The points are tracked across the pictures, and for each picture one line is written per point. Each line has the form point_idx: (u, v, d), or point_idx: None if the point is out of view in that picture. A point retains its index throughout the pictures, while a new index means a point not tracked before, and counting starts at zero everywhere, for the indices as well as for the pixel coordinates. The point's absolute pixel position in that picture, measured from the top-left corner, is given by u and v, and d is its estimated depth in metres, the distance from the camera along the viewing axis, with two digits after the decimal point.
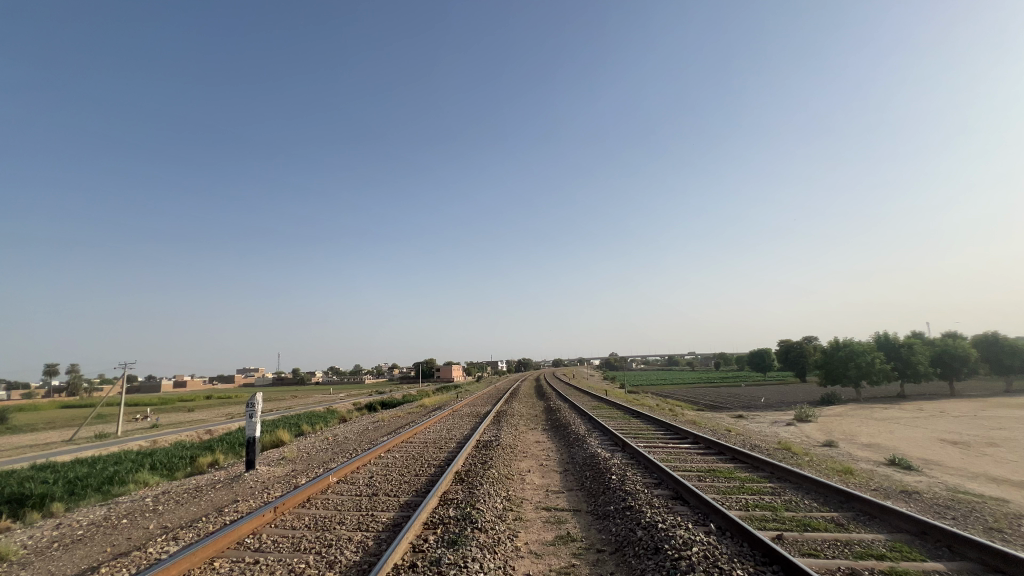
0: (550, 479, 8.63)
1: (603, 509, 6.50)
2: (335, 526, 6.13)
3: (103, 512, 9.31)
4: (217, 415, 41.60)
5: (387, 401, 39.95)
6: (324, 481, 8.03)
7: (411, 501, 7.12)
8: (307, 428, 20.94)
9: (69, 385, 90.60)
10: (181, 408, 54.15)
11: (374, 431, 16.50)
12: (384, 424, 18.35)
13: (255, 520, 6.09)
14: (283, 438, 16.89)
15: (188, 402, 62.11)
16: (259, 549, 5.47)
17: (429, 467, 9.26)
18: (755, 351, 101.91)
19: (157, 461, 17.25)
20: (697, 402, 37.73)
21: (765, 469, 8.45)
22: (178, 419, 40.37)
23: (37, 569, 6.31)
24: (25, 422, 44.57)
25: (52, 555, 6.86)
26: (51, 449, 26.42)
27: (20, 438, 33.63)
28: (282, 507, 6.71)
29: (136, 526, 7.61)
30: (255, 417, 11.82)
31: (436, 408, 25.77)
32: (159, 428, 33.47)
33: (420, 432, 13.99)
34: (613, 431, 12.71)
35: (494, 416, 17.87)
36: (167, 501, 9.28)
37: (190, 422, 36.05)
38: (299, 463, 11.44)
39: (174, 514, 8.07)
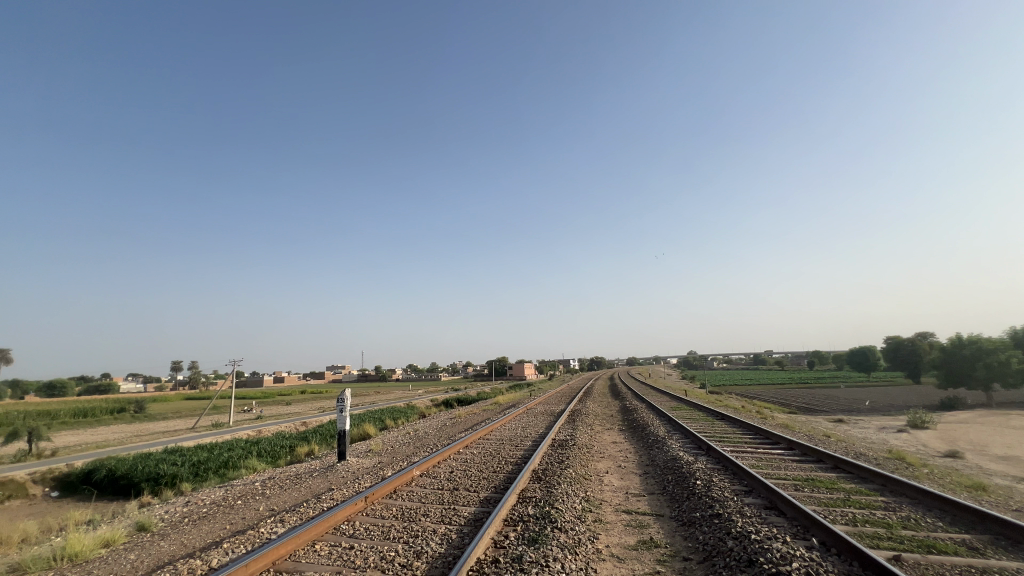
0: (629, 481, 8.41)
1: (688, 515, 6.21)
2: (420, 518, 6.42)
3: (221, 493, 10.49)
4: (311, 408, 45.31)
5: (463, 398, 41.21)
6: (408, 474, 8.43)
7: (491, 497, 7.26)
8: (390, 423, 22.12)
9: (191, 379, 103.44)
10: (280, 401, 59.69)
11: (452, 427, 17.04)
12: (462, 421, 18.92)
13: (348, 509, 6.53)
14: (369, 432, 18.00)
15: (287, 396, 68.23)
16: (353, 535, 5.86)
17: (506, 464, 9.38)
18: (856, 350, 92.36)
19: (263, 449, 19.14)
20: (789, 405, 34.88)
21: (876, 481, 7.59)
22: (279, 412, 44.57)
23: (173, 539, 7.26)
24: (160, 412, 51.60)
25: (185, 528, 7.86)
26: (179, 435, 30.18)
27: (156, 426, 38.87)
28: (372, 497, 7.15)
29: (249, 507, 8.50)
30: (345, 411, 12.66)
31: (510, 406, 26.16)
32: (264, 419, 37.03)
33: (496, 429, 14.24)
34: (695, 434, 12.11)
35: (570, 416, 17.68)
36: (273, 485, 10.28)
37: (288, 415, 39.53)
38: (385, 456, 12.10)
39: (279, 498, 8.90)
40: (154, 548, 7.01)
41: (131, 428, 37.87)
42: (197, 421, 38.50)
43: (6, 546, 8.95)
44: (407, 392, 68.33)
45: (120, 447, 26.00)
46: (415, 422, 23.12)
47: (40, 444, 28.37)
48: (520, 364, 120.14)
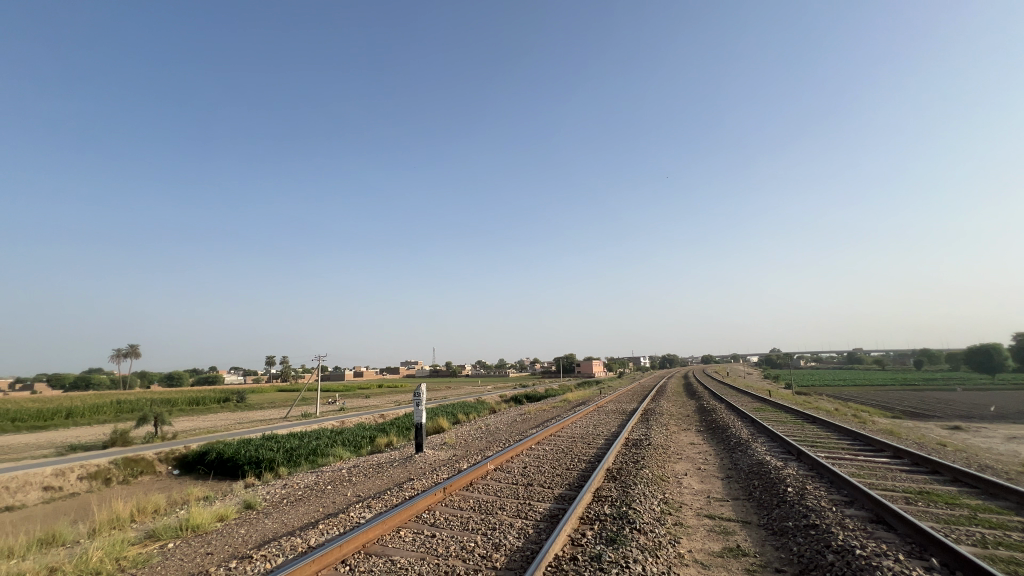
0: (710, 485, 8.01)
1: (778, 524, 5.80)
2: (497, 511, 6.56)
3: (313, 477, 11.39)
4: (388, 402, 48.01)
5: (532, 394, 41.54)
6: (483, 468, 8.65)
7: (565, 495, 7.24)
8: (462, 417, 22.83)
9: (283, 373, 113.16)
10: (361, 394, 63.74)
11: (522, 423, 17.23)
12: (531, 417, 19.07)
13: (429, 499, 6.82)
14: (442, 425, 18.72)
15: (367, 390, 72.61)
16: (434, 524, 6.12)
17: (578, 462, 9.31)
18: (976, 349, 81.29)
19: (346, 439, 20.53)
20: (893, 409, 31.49)
21: (1010, 499, 6.60)
22: (360, 404, 47.54)
23: (276, 517, 8.00)
24: (259, 402, 57.10)
25: (285, 508, 8.63)
26: (274, 424, 33.18)
27: (254, 414, 43.02)
28: (450, 488, 7.41)
29: (339, 492, 9.16)
30: (420, 406, 13.20)
31: (580, 403, 25.92)
32: (347, 411, 39.70)
33: (567, 427, 14.18)
34: (783, 437, 11.28)
35: (643, 415, 17.16)
36: (358, 473, 10.98)
37: (368, 407, 42.11)
38: (459, 449, 12.50)
39: (365, 484, 9.50)
40: (261, 524, 7.77)
41: (235, 416, 42.24)
42: (289, 411, 42.16)
43: (143, 514, 10.36)
44: (477, 387, 70.07)
45: (227, 433, 29.07)
46: (486, 417, 23.68)
47: (163, 428, 32.43)
48: (587, 360, 118.65)
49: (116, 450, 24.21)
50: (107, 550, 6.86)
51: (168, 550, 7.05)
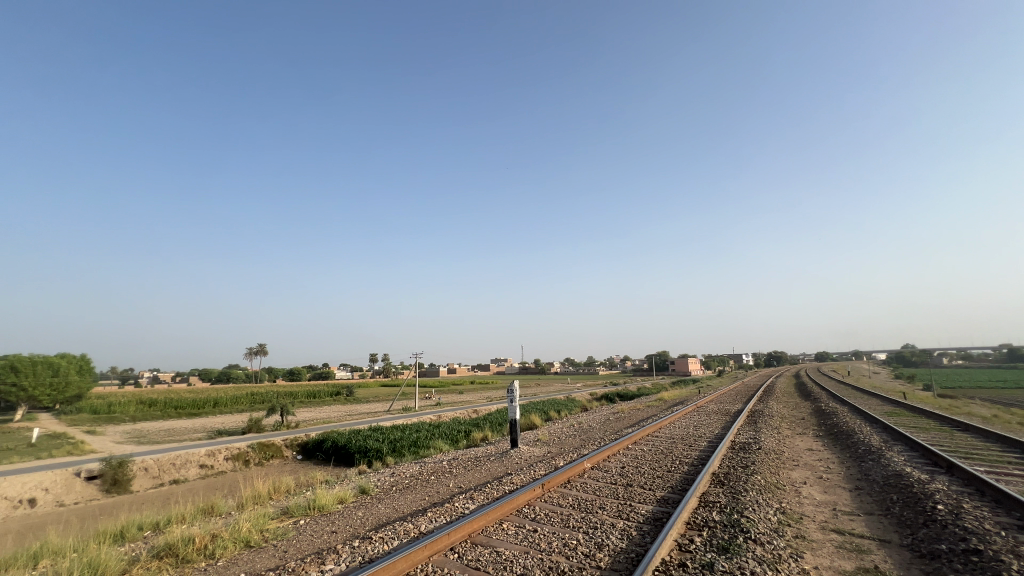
0: (836, 496, 7.20)
1: (927, 546, 5.05)
2: (597, 510, 6.48)
3: (417, 468, 12.13)
4: (481, 398, 49.67)
5: (625, 393, 40.51)
6: (580, 466, 8.60)
7: (669, 498, 6.95)
8: (554, 415, 22.97)
9: (385, 369, 122.23)
10: (454, 390, 66.61)
11: (616, 421, 16.85)
12: (626, 416, 18.51)
13: (529, 493, 6.93)
14: (535, 422, 18.96)
15: (461, 386, 75.67)
16: (536, 519, 6.20)
17: (680, 464, 8.85)
18: None
19: (444, 432, 21.59)
20: None
21: None
22: (455, 399, 49.81)
23: (389, 503, 8.65)
24: (366, 396, 62.21)
25: (395, 495, 9.29)
26: (380, 416, 35.96)
27: (362, 407, 46.91)
28: (548, 484, 7.47)
29: (442, 482, 9.66)
30: (514, 402, 13.38)
31: (677, 402, 24.74)
32: (443, 406, 41.77)
33: (665, 427, 13.58)
34: (927, 447, 9.77)
35: (750, 416, 15.86)
36: (458, 465, 11.49)
37: (462, 403, 43.93)
38: (554, 447, 12.52)
39: (466, 476, 9.93)
40: (376, 508, 8.44)
41: (346, 408, 46.40)
42: (392, 405, 45.39)
43: (278, 493, 11.80)
44: (566, 385, 69.82)
45: (340, 424, 32.05)
46: (578, 415, 23.57)
47: (288, 418, 36.64)
48: (682, 358, 112.75)
49: (253, 436, 27.84)
50: (253, 522, 7.92)
51: (300, 526, 7.94)
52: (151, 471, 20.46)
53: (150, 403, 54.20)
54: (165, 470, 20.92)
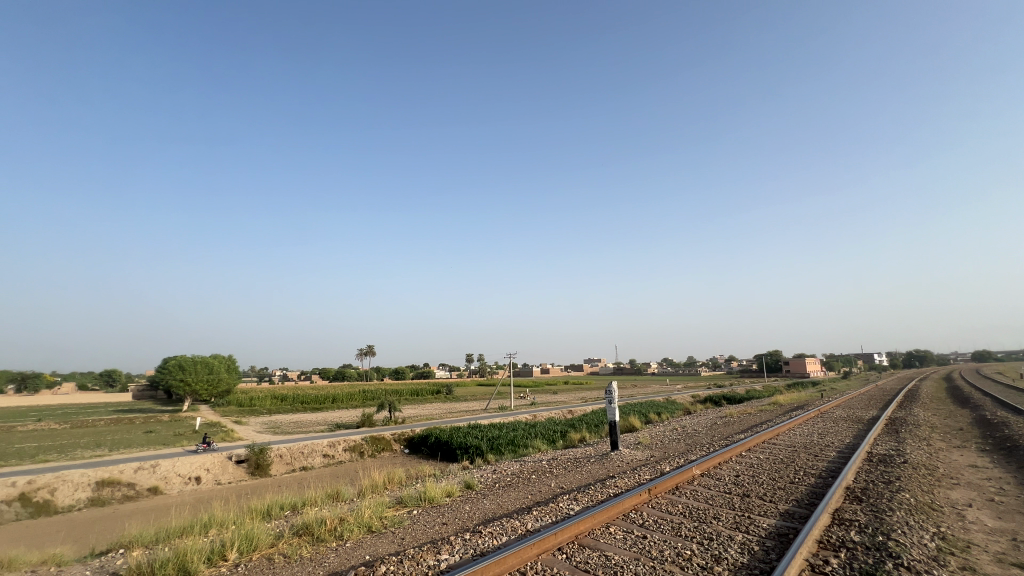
0: (1016, 524, 5.98)
1: None
2: (711, 520, 6.08)
3: (518, 466, 12.38)
4: (576, 398, 49.36)
5: (731, 395, 37.74)
6: (689, 472, 8.13)
7: (794, 512, 6.29)
8: (654, 417, 22.08)
9: (481, 369, 126.92)
10: (548, 390, 67.05)
11: (725, 426, 15.78)
12: (736, 420, 17.20)
13: (635, 498, 6.69)
14: (635, 424, 18.37)
15: (555, 386, 75.80)
16: (644, 525, 5.98)
17: (806, 476, 7.99)
18: None
19: (540, 432, 21.82)
20: None
21: None
22: (549, 399, 50.14)
23: (493, 499, 8.92)
24: (464, 394, 64.92)
25: (499, 492, 9.56)
26: (478, 415, 37.36)
27: (461, 406, 49.13)
28: (655, 490, 7.16)
29: (544, 482, 9.72)
30: (613, 403, 13.07)
31: (794, 407, 22.36)
32: (538, 405, 42.23)
33: (783, 434, 12.37)
34: None
35: (889, 425, 13.83)
36: (558, 465, 11.48)
37: (557, 403, 44.02)
38: (656, 451, 12.02)
39: (567, 477, 9.90)
40: (481, 503, 8.77)
41: (446, 406, 48.85)
42: (488, 403, 46.86)
43: (391, 483, 12.75)
44: (665, 386, 66.79)
45: (442, 421, 33.77)
46: (680, 418, 22.37)
47: (396, 414, 39.57)
48: (798, 359, 102.10)
49: (366, 430, 30.44)
50: (374, 509, 8.62)
51: (414, 516, 8.50)
52: (285, 458, 23.32)
53: (283, 398, 61.80)
54: (296, 457, 23.67)
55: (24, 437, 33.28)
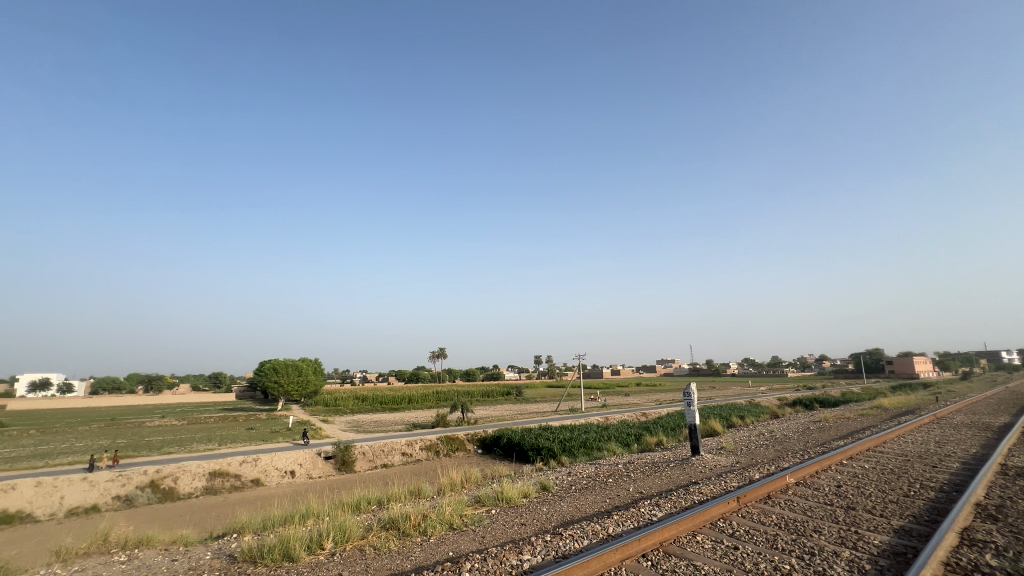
0: None
1: None
2: (811, 534, 5.61)
3: (593, 469, 12.20)
4: (649, 400, 47.77)
5: (825, 397, 34.63)
6: (782, 480, 7.56)
7: (911, 530, 5.62)
8: (737, 421, 20.82)
9: (549, 371, 126.77)
10: (619, 392, 65.55)
11: (820, 431, 14.48)
12: (832, 425, 15.74)
13: (722, 506, 6.33)
14: (716, 429, 17.45)
15: (626, 388, 73.82)
16: (734, 535, 5.64)
17: (924, 489, 7.12)
18: None
19: (613, 435, 21.34)
20: None
21: None
22: (621, 402, 49.03)
23: (570, 502, 8.85)
24: (534, 396, 65.06)
25: (575, 495, 9.46)
26: (549, 416, 37.33)
27: (531, 407, 49.33)
28: (745, 498, 6.74)
29: (621, 487, 9.48)
30: (692, 406, 12.48)
31: (903, 411, 20.06)
32: (609, 408, 41.37)
33: (891, 441, 11.12)
34: None
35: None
36: (636, 470, 11.15)
37: (629, 405, 42.86)
38: (743, 457, 11.30)
39: (646, 482, 9.59)
40: (559, 505, 8.73)
41: (517, 407, 49.28)
42: (559, 405, 46.66)
43: (468, 482, 13.08)
44: (747, 388, 62.64)
45: (513, 422, 34.11)
46: (765, 422, 20.91)
47: (468, 414, 40.53)
48: (904, 358, 91.50)
49: (440, 430, 31.48)
50: (454, 506, 8.89)
51: (492, 515, 8.66)
52: (367, 455, 24.73)
53: (363, 399, 65.59)
54: (377, 455, 25.00)
55: (152, 432, 38.13)
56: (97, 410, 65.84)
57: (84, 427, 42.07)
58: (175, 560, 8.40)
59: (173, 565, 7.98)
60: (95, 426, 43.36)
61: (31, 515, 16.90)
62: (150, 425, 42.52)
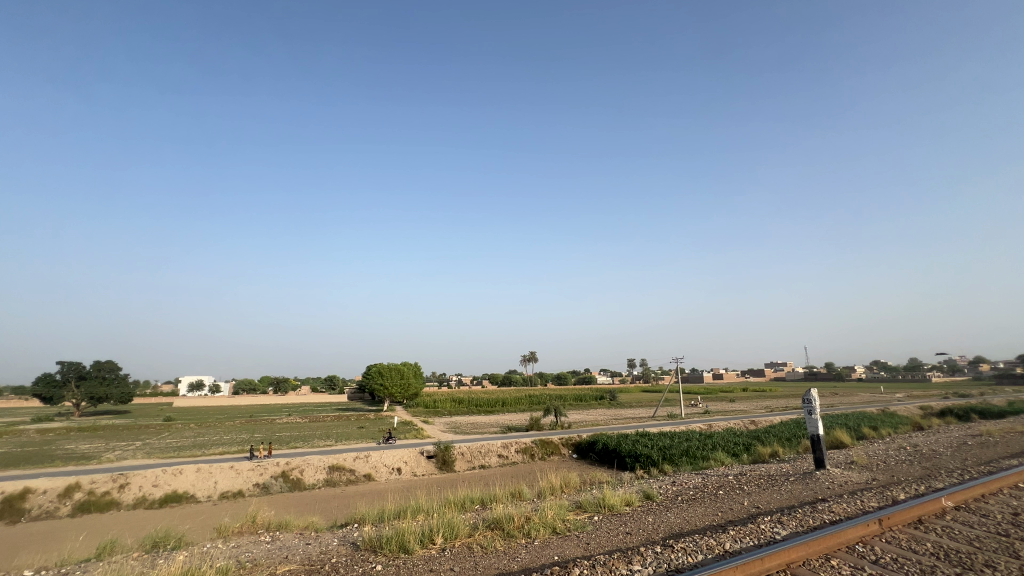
0: None
1: None
2: (983, 569, 4.76)
3: (700, 479, 11.53)
4: (759, 407, 43.86)
5: (987, 407, 29.12)
6: (936, 504, 6.50)
7: None
8: (869, 432, 18.32)
9: (644, 374, 122.00)
10: (723, 398, 60.96)
11: (983, 447, 12.17)
12: (1000, 441, 13.17)
13: (859, 528, 5.60)
14: (844, 440, 15.55)
15: (732, 394, 68.42)
16: (879, 563, 4.97)
17: None
18: None
19: (718, 443, 19.96)
20: None
21: None
22: (726, 408, 45.67)
23: (677, 513, 8.43)
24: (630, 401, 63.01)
25: (680, 506, 8.99)
26: (646, 422, 35.85)
27: (626, 412, 47.84)
28: (889, 521, 5.90)
29: (734, 500, 8.80)
30: (814, 414, 11.24)
31: None
32: (712, 415, 38.74)
33: None
34: None
35: None
36: (750, 483, 10.27)
37: (736, 412, 39.72)
38: (882, 474, 9.89)
39: (763, 496, 8.80)
40: (665, 516, 8.35)
41: (612, 412, 48.09)
42: (657, 411, 44.68)
43: (567, 487, 13.02)
44: (879, 395, 54.81)
45: (609, 427, 33.37)
46: (907, 434, 18.13)
47: (562, 419, 40.37)
48: None
49: (535, 433, 31.74)
50: (555, 511, 8.90)
51: (595, 522, 8.52)
52: (466, 456, 25.72)
53: (461, 401, 68.33)
54: (475, 456, 25.90)
55: (282, 428, 43.07)
56: (240, 407, 76.10)
57: (230, 422, 48.83)
58: (308, 544, 9.40)
59: (309, 548, 8.97)
60: (238, 421, 50.08)
61: (194, 496, 20.03)
62: (280, 422, 48.15)
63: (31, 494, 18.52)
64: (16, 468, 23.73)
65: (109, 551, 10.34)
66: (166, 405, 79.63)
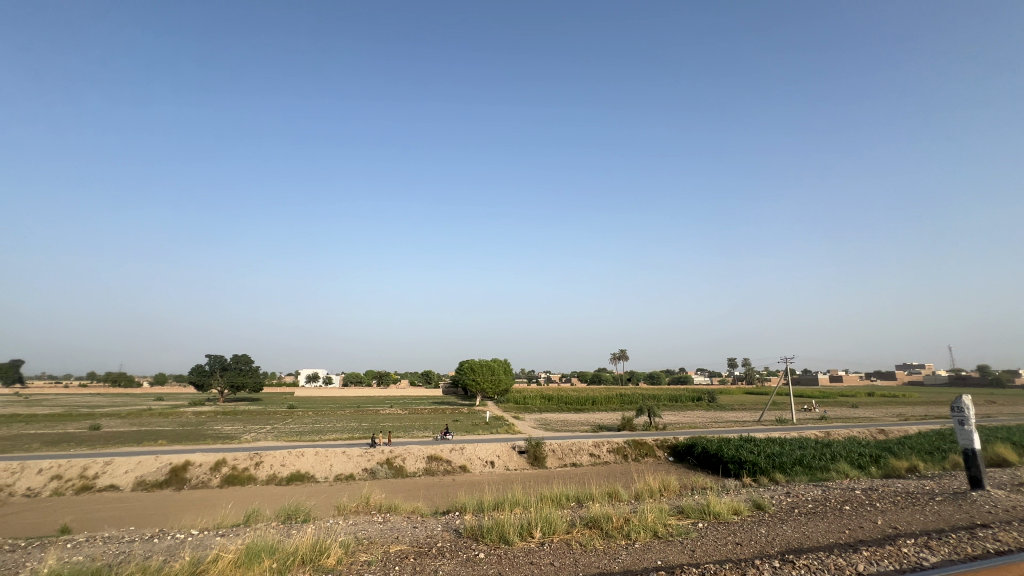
0: None
1: None
2: None
3: (820, 492, 10.45)
4: (890, 414, 38.54)
5: None
6: None
7: None
8: None
9: (747, 375, 113.04)
10: (844, 402, 54.52)
11: None
12: None
13: None
14: (1007, 457, 13.15)
15: (854, 398, 60.78)
16: None
17: None
18: None
19: (839, 453, 17.92)
20: None
21: None
22: (848, 414, 40.74)
23: (794, 527, 7.71)
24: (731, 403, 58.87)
25: (798, 520, 8.20)
26: (751, 426, 33.26)
27: (727, 414, 44.73)
28: None
29: (864, 518, 7.83)
30: (967, 424, 9.52)
31: None
32: (830, 421, 34.83)
33: None
34: None
35: None
36: (884, 499, 9.08)
37: (860, 419, 35.28)
38: None
39: (901, 516, 7.73)
40: (780, 529, 7.68)
41: (711, 414, 45.31)
42: (762, 415, 41.18)
43: (666, 490, 12.51)
44: None
45: (708, 430, 31.46)
46: None
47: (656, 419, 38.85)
48: None
49: (628, 433, 30.92)
50: (657, 514, 8.61)
51: (700, 529, 8.09)
52: (557, 453, 25.83)
53: (550, 398, 68.67)
54: (567, 453, 25.87)
55: (386, 419, 46.56)
56: (350, 398, 83.58)
57: (342, 412, 53.88)
58: (416, 527, 10.10)
59: (417, 531, 9.62)
60: (348, 411, 55.11)
61: (314, 476, 22.39)
62: (384, 413, 52.11)
63: (191, 466, 22.02)
64: (180, 444, 28.33)
65: (253, 519, 11.98)
66: (290, 394, 89.78)
